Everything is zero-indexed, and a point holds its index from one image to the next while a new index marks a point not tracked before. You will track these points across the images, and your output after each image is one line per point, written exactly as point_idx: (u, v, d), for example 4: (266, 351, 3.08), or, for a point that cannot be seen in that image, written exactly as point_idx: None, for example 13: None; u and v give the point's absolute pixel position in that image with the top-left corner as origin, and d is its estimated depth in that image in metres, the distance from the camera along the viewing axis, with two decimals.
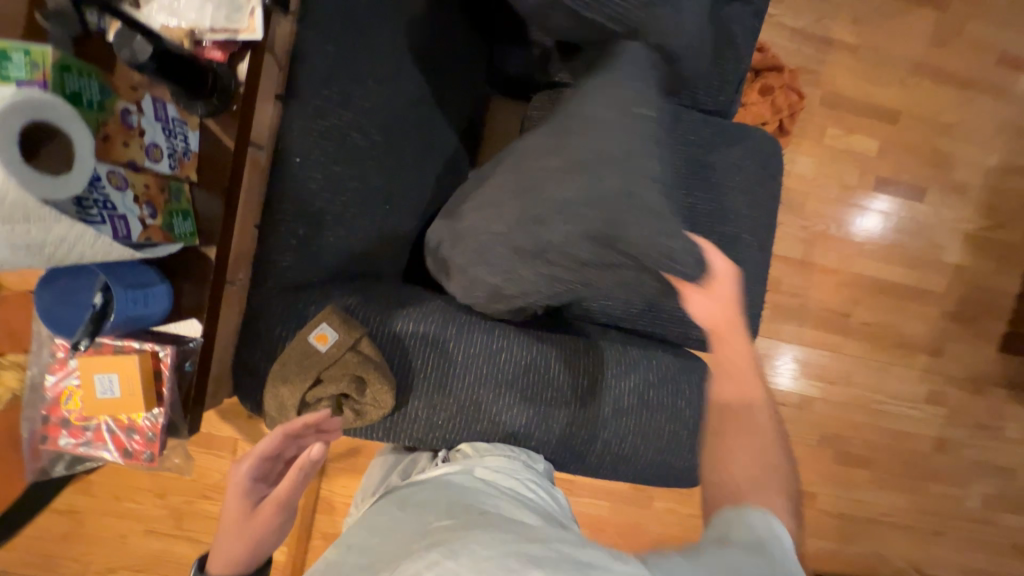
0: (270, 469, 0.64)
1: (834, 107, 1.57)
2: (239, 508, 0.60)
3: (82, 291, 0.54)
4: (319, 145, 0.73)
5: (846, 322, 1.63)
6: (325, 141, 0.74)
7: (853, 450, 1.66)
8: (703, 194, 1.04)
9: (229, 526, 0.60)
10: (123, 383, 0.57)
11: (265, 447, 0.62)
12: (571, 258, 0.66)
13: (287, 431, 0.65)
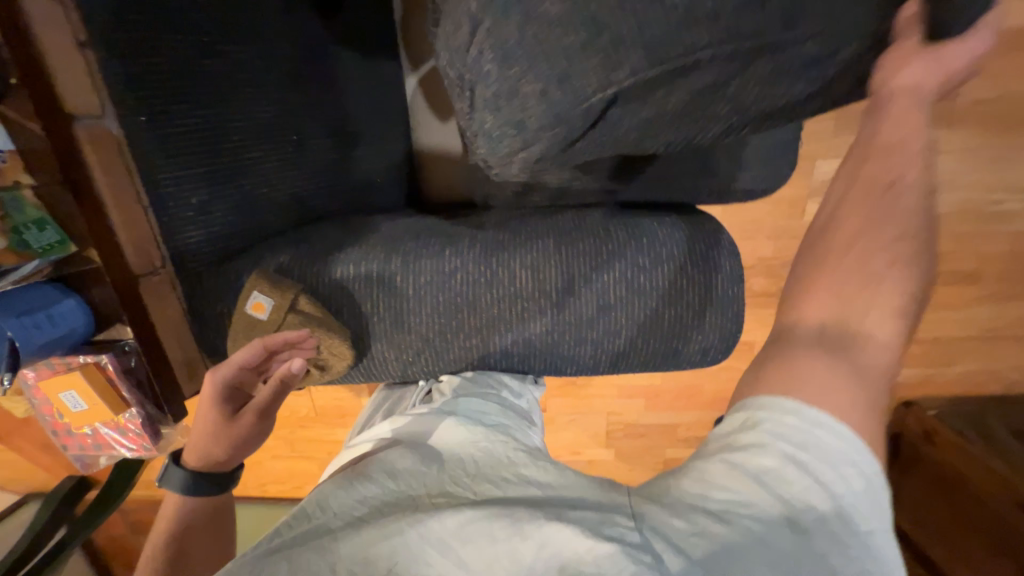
0: (259, 376, 0.69)
1: None
2: (214, 411, 0.66)
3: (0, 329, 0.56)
4: (168, 91, 0.61)
5: (956, 105, 1.16)
6: (167, 84, 0.60)
7: (963, 268, 1.26)
8: None
9: (208, 426, 0.67)
10: (84, 396, 0.60)
11: (235, 362, 0.65)
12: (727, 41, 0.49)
13: (268, 343, 0.66)
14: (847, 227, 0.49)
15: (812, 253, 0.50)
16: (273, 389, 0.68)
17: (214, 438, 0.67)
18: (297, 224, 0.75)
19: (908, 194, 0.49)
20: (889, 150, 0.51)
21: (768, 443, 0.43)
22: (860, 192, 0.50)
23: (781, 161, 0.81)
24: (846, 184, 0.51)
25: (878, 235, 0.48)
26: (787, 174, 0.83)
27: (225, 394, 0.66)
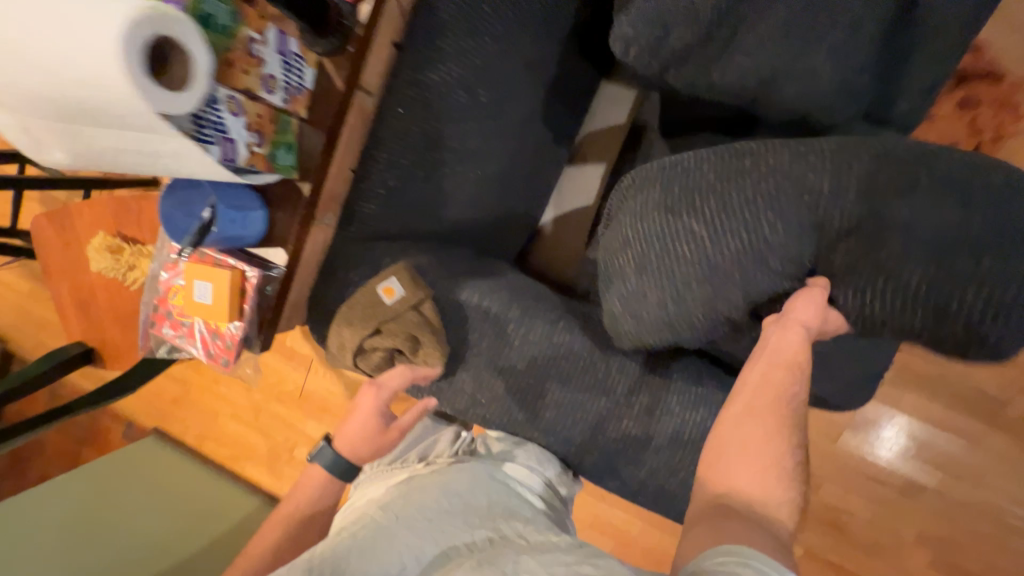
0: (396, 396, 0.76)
1: None
2: (373, 422, 0.74)
3: (196, 204, 0.60)
4: (411, 86, 0.71)
5: (992, 408, 1.30)
6: (425, 98, 0.72)
7: (945, 544, 1.35)
8: None
9: (361, 432, 0.74)
10: (214, 293, 0.62)
11: (393, 386, 0.73)
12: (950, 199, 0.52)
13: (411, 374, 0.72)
14: (740, 434, 0.58)
15: (715, 468, 0.59)
16: (414, 416, 0.76)
17: (359, 442, 0.74)
18: (436, 240, 0.80)
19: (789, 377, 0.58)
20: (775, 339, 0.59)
21: None
22: (761, 398, 0.58)
23: (860, 389, 0.89)
24: (756, 379, 0.59)
25: (765, 428, 0.57)
26: (861, 401, 0.91)
27: (375, 411, 0.74)
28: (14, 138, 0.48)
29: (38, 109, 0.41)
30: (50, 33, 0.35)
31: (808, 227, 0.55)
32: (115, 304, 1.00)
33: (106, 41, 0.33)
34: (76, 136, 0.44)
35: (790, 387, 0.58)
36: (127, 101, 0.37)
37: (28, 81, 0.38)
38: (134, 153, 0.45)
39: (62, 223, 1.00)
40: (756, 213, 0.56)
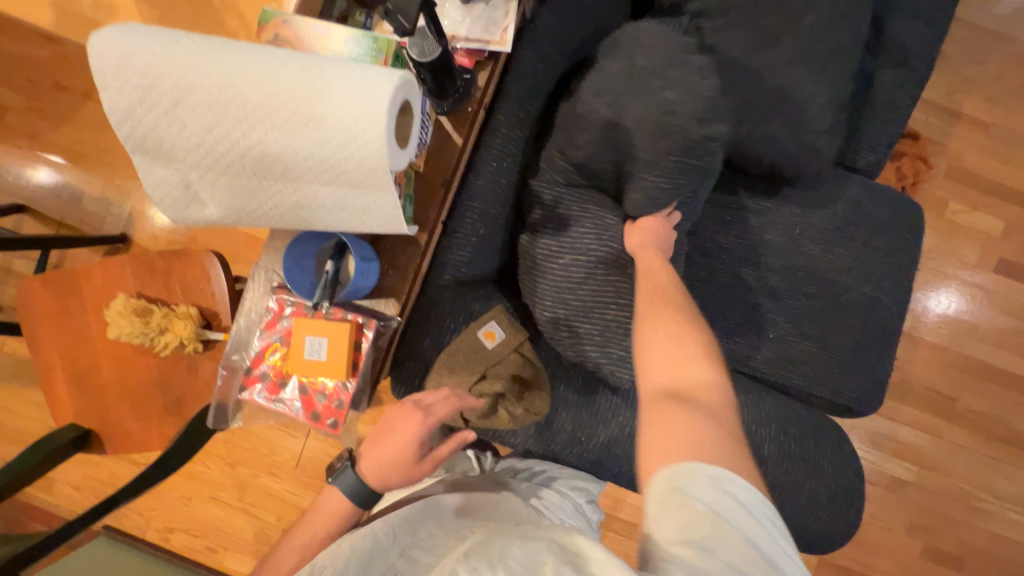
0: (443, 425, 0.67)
1: (962, 182, 1.49)
2: (409, 455, 0.65)
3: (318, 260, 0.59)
4: (503, 138, 0.73)
5: (951, 405, 1.51)
6: (513, 149, 0.74)
7: (932, 533, 1.51)
8: (842, 250, 1.00)
9: (391, 456, 0.65)
10: (330, 348, 0.59)
11: (443, 412, 0.65)
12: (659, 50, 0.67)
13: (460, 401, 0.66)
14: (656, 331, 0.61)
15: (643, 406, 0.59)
16: (454, 446, 0.67)
17: (392, 469, 0.65)
18: (512, 284, 0.81)
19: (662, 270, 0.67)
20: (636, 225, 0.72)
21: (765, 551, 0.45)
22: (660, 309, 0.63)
23: (877, 395, 1.02)
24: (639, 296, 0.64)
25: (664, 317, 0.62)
26: (877, 406, 1.03)
27: (419, 439, 0.65)
28: (162, 195, 0.45)
29: (235, 167, 0.41)
30: (307, 95, 0.36)
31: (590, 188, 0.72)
32: (128, 375, 0.88)
33: (374, 102, 0.36)
34: (256, 192, 0.43)
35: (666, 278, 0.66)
36: (371, 155, 0.38)
37: (252, 139, 0.38)
38: (315, 208, 0.45)
39: (63, 288, 0.88)
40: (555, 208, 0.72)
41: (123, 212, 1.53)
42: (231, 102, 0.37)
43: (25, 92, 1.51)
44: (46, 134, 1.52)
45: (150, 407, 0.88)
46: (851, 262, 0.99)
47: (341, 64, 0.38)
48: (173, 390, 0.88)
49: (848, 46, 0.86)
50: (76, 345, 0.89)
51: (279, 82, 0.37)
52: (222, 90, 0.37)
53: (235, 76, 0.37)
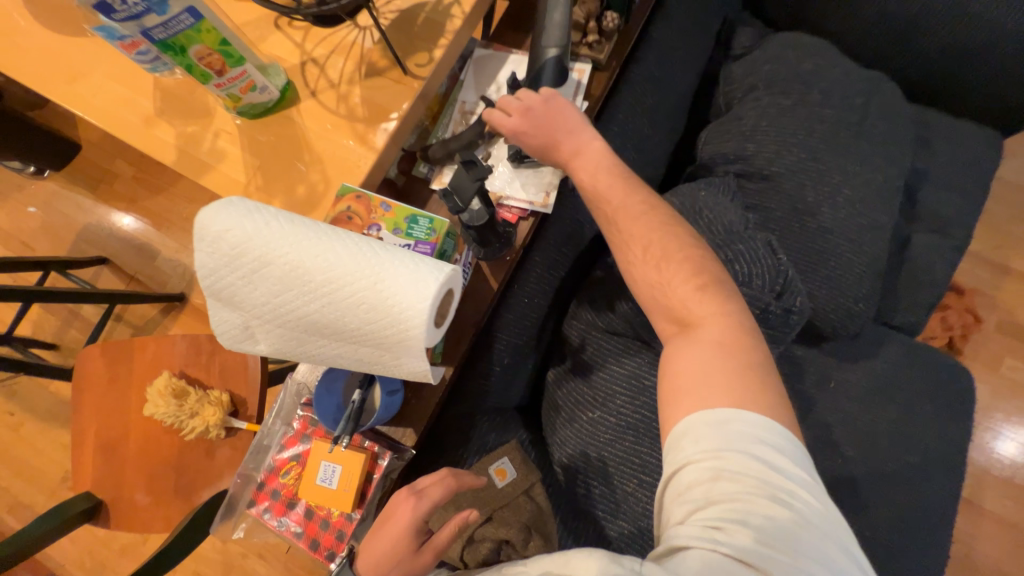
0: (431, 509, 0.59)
1: (1017, 337, 1.41)
2: (405, 547, 0.55)
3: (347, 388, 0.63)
4: (539, 275, 0.78)
5: None
6: (543, 288, 0.78)
7: None
8: (884, 412, 0.93)
9: (385, 552, 0.56)
10: (342, 476, 0.60)
11: (437, 496, 0.57)
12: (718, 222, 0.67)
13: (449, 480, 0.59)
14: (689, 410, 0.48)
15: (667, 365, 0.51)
16: (453, 531, 0.58)
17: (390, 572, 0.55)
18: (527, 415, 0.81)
19: (711, 321, 0.51)
20: (648, 282, 0.56)
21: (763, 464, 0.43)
22: (687, 363, 0.49)
23: None
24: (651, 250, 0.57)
25: (695, 374, 0.48)
26: None
27: (409, 533, 0.56)
28: (224, 329, 0.50)
29: (293, 322, 0.46)
30: (365, 279, 0.41)
31: (638, 344, 0.72)
32: (151, 451, 0.91)
33: (420, 295, 0.40)
34: (305, 341, 0.48)
35: (710, 331, 0.50)
36: (411, 335, 0.41)
37: (312, 306, 0.43)
38: (354, 360, 0.48)
39: (117, 359, 0.95)
40: (603, 360, 0.72)
41: (188, 273, 1.68)
42: (301, 277, 0.42)
43: (136, 164, 1.77)
44: (143, 200, 1.74)
45: (162, 486, 0.90)
46: (893, 427, 0.93)
47: (397, 252, 0.42)
48: (188, 472, 0.90)
49: (880, 216, 0.88)
50: (113, 415, 0.94)
51: (343, 266, 0.41)
52: (296, 265, 0.42)
53: (308, 255, 0.42)
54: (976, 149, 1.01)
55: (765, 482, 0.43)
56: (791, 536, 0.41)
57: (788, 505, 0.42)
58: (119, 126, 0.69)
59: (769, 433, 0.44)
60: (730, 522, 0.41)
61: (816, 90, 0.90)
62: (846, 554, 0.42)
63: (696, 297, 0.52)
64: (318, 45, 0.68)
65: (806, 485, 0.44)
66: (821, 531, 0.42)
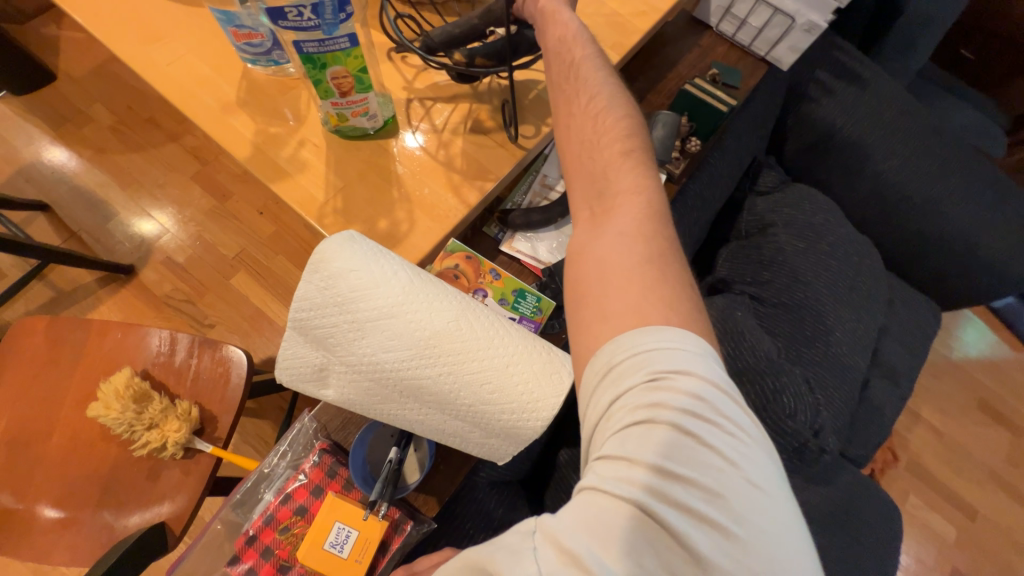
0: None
1: (919, 478, 1.61)
2: None
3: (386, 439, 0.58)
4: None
5: None
6: None
7: None
8: (838, 542, 1.00)
9: None
10: (356, 545, 0.54)
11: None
12: (773, 352, 0.75)
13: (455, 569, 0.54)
14: (609, 311, 0.42)
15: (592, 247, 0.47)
16: None
17: None
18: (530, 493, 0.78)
19: (631, 201, 0.47)
20: (583, 161, 0.51)
21: (680, 394, 0.38)
22: (601, 261, 0.45)
23: None
24: (591, 132, 0.51)
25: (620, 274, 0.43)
26: None
27: None
28: (286, 364, 0.45)
29: (380, 376, 0.42)
30: (494, 356, 0.40)
31: None
32: (77, 458, 0.76)
33: (553, 390, 0.40)
34: (380, 396, 0.44)
35: (625, 212, 0.46)
36: (530, 425, 0.40)
37: (416, 365, 0.40)
38: (429, 427, 0.44)
39: (66, 339, 0.81)
40: None
41: (143, 245, 1.49)
42: (422, 339, 0.40)
43: (119, 113, 1.59)
44: (114, 153, 1.56)
45: (78, 505, 0.74)
46: (844, 558, 0.99)
47: (529, 336, 0.42)
48: (118, 492, 0.75)
49: (857, 360, 1.00)
50: (40, 403, 0.78)
51: (473, 337, 0.40)
52: (416, 322, 0.40)
53: (432, 315, 0.40)
54: (924, 319, 1.20)
55: (661, 408, 0.37)
56: (695, 462, 0.36)
57: (694, 429, 0.37)
58: (190, 104, 0.63)
59: (665, 351, 0.39)
60: (620, 463, 0.36)
61: (824, 241, 1.04)
62: (759, 466, 0.38)
63: (624, 167, 0.49)
64: (428, 88, 0.68)
65: (713, 396, 0.38)
66: (734, 445, 0.37)
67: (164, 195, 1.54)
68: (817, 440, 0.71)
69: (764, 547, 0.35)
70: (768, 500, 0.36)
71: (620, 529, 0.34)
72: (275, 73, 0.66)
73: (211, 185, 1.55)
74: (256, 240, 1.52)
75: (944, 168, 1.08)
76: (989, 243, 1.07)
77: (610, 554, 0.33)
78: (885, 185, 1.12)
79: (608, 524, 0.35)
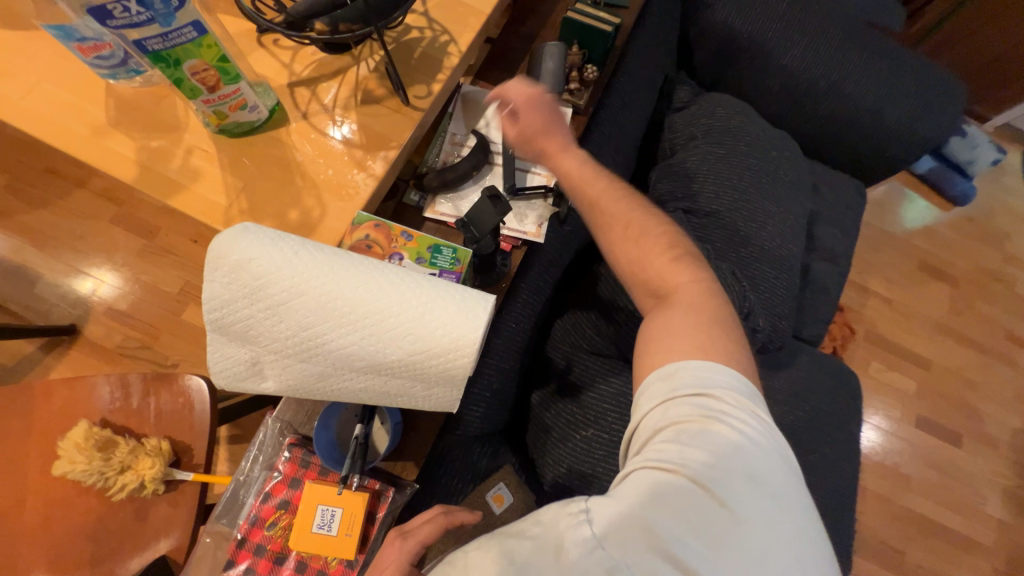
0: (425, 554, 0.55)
1: (877, 345, 1.75)
2: None
3: (348, 419, 0.60)
4: (524, 301, 0.76)
5: (901, 557, 1.56)
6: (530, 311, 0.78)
7: None
8: (804, 415, 1.09)
9: None
10: (342, 520, 0.56)
11: (427, 536, 0.54)
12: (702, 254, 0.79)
13: (443, 517, 0.56)
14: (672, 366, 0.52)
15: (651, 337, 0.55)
16: None
17: None
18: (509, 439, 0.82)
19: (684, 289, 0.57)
20: (631, 261, 0.61)
21: (727, 401, 0.48)
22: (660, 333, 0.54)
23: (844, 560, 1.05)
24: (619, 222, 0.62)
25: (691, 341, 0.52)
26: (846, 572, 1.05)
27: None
28: (220, 367, 0.45)
29: (317, 357, 0.43)
30: (413, 309, 0.42)
31: (624, 362, 0.80)
32: (58, 520, 0.75)
33: (471, 326, 0.42)
34: (324, 377, 0.45)
35: (682, 296, 0.56)
36: (460, 362, 0.43)
37: (348, 338, 0.42)
38: (378, 394, 0.46)
39: (11, 408, 0.78)
40: (593, 379, 0.78)
41: (79, 301, 1.42)
42: (342, 309, 0.41)
43: (10, 171, 1.48)
44: (18, 214, 1.45)
45: (73, 562, 0.74)
46: (810, 427, 1.09)
47: (443, 285, 0.44)
48: (111, 540, 0.76)
49: (792, 248, 1.06)
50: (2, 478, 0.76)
51: (390, 298, 0.42)
52: (334, 295, 0.41)
53: (348, 286, 0.42)
54: (848, 197, 1.28)
55: (706, 411, 0.47)
56: (732, 452, 0.46)
57: (732, 428, 0.47)
58: (58, 135, 0.59)
59: (712, 374, 0.50)
60: (673, 448, 0.46)
61: (742, 142, 1.07)
62: (777, 458, 0.48)
63: (670, 265, 0.58)
64: (308, 68, 0.66)
65: (739, 404, 0.48)
66: (760, 441, 0.48)
67: (85, 246, 1.45)
68: (749, 324, 0.78)
69: (784, 516, 0.44)
70: (787, 484, 0.46)
71: (675, 500, 0.44)
72: (141, 84, 0.62)
73: (134, 224, 1.48)
74: (198, 270, 1.47)
75: (841, 48, 1.12)
76: (892, 111, 1.12)
77: (665, 511, 0.43)
78: (790, 76, 1.15)
79: (661, 489, 0.44)
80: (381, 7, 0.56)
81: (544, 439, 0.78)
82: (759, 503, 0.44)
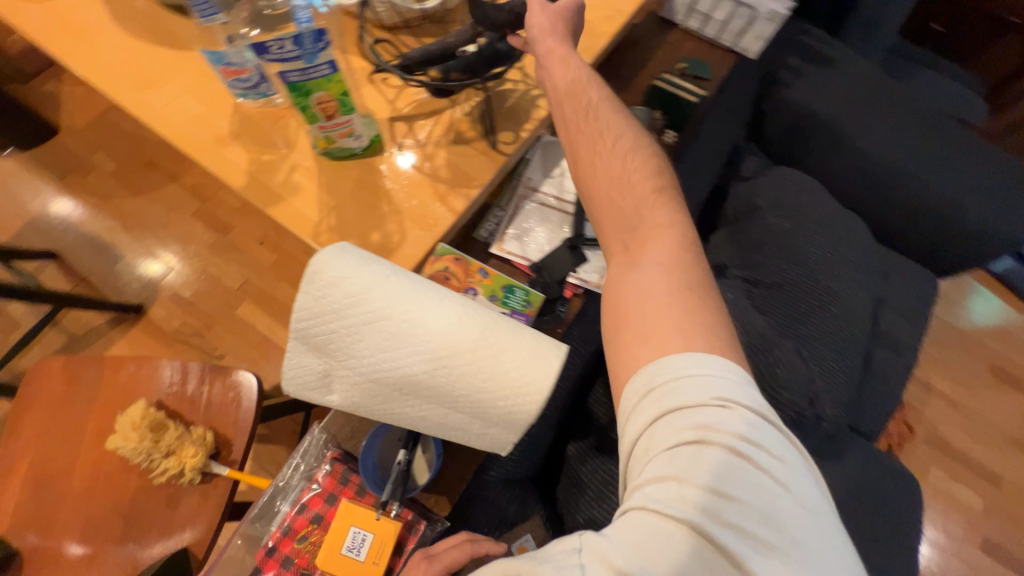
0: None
1: (939, 450, 1.60)
2: None
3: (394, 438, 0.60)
4: (574, 349, 0.75)
5: None
6: (579, 360, 0.77)
7: None
8: (858, 517, 1.00)
9: None
10: (371, 546, 0.55)
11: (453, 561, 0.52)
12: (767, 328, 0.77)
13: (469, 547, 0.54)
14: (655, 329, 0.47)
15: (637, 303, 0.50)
16: None
17: None
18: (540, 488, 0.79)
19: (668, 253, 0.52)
20: None
21: (721, 411, 0.42)
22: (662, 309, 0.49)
23: None
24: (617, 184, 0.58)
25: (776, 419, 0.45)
26: None
27: None
28: (294, 375, 0.47)
29: (389, 379, 0.44)
30: (488, 346, 0.43)
31: None
32: (98, 492, 0.78)
33: (543, 372, 0.42)
34: (389, 399, 0.46)
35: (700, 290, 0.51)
36: (525, 405, 0.43)
37: (422, 364, 0.43)
38: (438, 424, 0.46)
39: (82, 377, 0.84)
40: None
41: (150, 283, 1.53)
42: (420, 336, 0.43)
43: (119, 159, 1.65)
44: (116, 198, 1.61)
45: (102, 537, 0.76)
46: (861, 531, 0.99)
47: (519, 327, 0.45)
48: (140, 522, 0.77)
49: (856, 333, 1.01)
50: (60, 442, 0.81)
51: (467, 335, 0.43)
52: (416, 322, 0.43)
53: (430, 314, 0.43)
54: (919, 286, 1.21)
55: (698, 429, 0.41)
56: (732, 475, 0.40)
57: (733, 448, 0.41)
58: (184, 140, 0.66)
59: (696, 373, 0.43)
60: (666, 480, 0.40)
61: (810, 219, 1.06)
62: (781, 468, 0.42)
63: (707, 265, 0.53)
64: (409, 106, 0.72)
65: (739, 417, 0.42)
66: (768, 461, 0.41)
67: (166, 234, 1.58)
68: (815, 409, 0.73)
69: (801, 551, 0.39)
70: (803, 515, 0.40)
71: (667, 545, 0.38)
72: (263, 105, 0.69)
73: (211, 220, 1.60)
74: (259, 270, 1.56)
75: (923, 139, 1.11)
76: (975, 207, 1.07)
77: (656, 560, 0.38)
78: (865, 160, 1.14)
79: (652, 531, 0.39)
80: (488, 60, 0.61)
81: (578, 496, 0.74)
82: (778, 541, 0.38)
